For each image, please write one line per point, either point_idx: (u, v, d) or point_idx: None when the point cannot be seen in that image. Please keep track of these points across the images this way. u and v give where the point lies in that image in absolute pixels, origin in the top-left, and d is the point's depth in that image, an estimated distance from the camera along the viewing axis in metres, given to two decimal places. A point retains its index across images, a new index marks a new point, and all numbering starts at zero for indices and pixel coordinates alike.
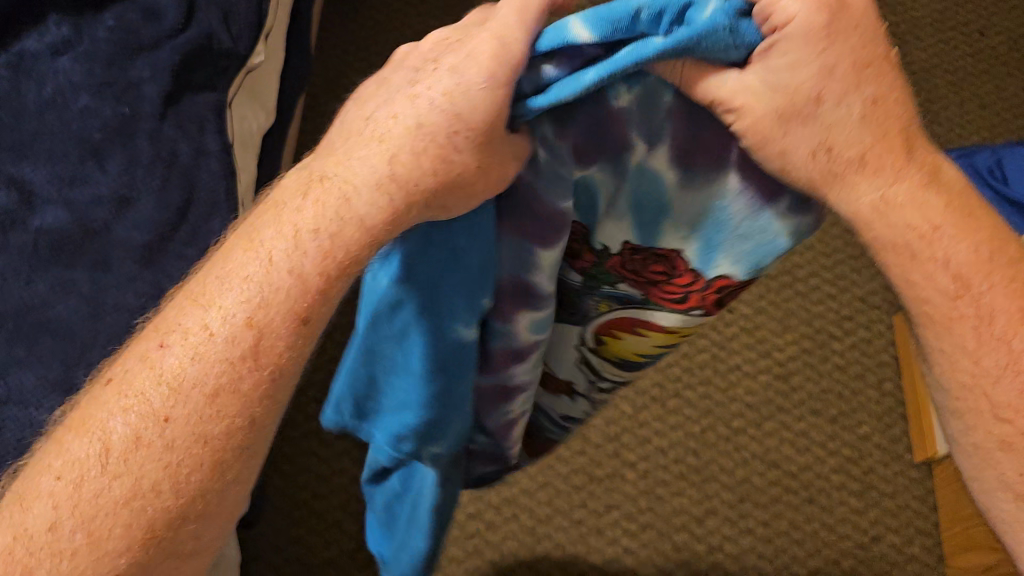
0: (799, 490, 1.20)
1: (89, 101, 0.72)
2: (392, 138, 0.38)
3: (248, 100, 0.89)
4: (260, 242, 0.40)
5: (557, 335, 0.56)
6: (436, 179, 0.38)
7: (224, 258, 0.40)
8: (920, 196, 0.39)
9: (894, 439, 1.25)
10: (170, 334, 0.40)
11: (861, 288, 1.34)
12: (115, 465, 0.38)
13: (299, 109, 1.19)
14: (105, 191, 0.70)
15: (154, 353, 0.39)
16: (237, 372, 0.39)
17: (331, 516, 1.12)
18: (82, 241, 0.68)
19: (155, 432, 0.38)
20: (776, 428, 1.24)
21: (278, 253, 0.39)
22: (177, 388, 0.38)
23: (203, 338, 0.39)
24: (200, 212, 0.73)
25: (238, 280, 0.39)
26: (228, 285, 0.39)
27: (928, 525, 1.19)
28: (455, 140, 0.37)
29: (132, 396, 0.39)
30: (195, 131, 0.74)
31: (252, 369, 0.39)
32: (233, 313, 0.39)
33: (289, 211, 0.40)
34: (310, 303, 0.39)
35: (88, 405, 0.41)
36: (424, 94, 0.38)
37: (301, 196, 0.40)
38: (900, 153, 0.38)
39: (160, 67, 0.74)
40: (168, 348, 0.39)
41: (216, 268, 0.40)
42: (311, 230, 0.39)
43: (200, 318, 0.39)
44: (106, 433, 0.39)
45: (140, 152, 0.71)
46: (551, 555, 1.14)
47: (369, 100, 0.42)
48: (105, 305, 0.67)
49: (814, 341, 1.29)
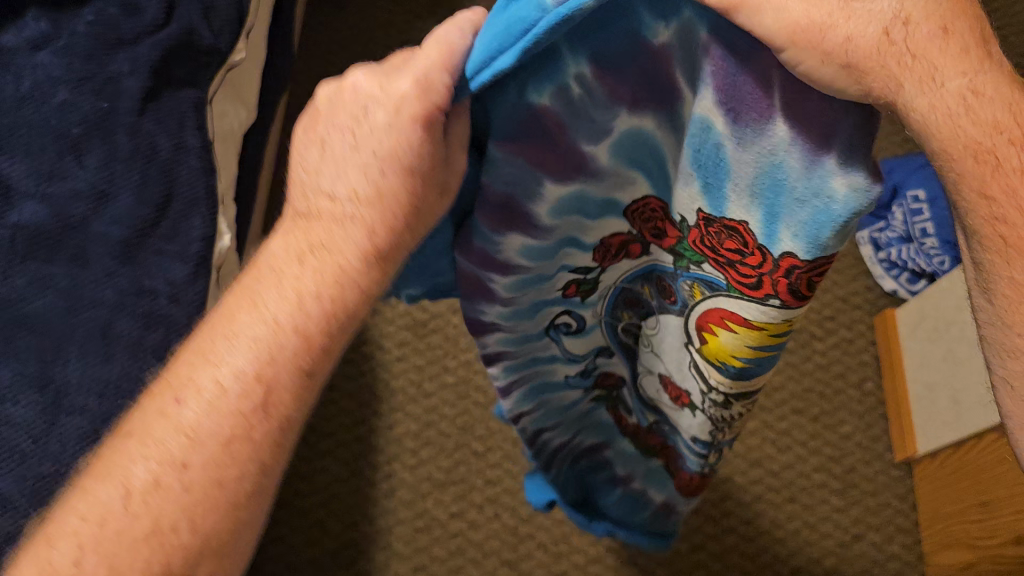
0: (781, 489, 1.21)
1: (68, 95, 0.71)
2: (358, 204, 0.47)
3: (229, 96, 0.88)
4: (264, 306, 0.48)
5: (670, 327, 0.60)
6: (407, 231, 0.47)
7: (229, 318, 0.49)
8: (1005, 89, 0.36)
9: (875, 438, 1.26)
10: (183, 391, 0.48)
11: (842, 288, 1.35)
12: (137, 505, 0.46)
13: (281, 107, 1.19)
14: (84, 185, 0.69)
15: (172, 408, 0.48)
16: (250, 423, 0.48)
17: (313, 516, 1.12)
18: (60, 237, 0.68)
19: (174, 477, 0.47)
20: (759, 427, 1.24)
21: (282, 317, 0.48)
22: (195, 439, 0.47)
23: (216, 393, 0.48)
24: (180, 208, 0.73)
25: (246, 341, 0.48)
26: (236, 346, 0.48)
27: (909, 524, 1.20)
28: (414, 183, 0.45)
29: (153, 447, 0.47)
30: (175, 126, 0.74)
31: (264, 420, 0.48)
32: (246, 370, 0.48)
33: (287, 277, 0.49)
34: (312, 359, 0.49)
35: (108, 455, 0.48)
36: (371, 156, 0.46)
37: (296, 263, 0.49)
38: (979, 39, 0.35)
39: (140, 62, 0.74)
40: (189, 402, 0.48)
41: (223, 329, 0.49)
42: (313, 294, 0.48)
43: (213, 376, 0.48)
44: (129, 478, 0.47)
45: (119, 147, 0.71)
46: (534, 556, 1.13)
47: (314, 158, 0.48)
48: (83, 301, 0.67)
49: (796, 341, 1.30)
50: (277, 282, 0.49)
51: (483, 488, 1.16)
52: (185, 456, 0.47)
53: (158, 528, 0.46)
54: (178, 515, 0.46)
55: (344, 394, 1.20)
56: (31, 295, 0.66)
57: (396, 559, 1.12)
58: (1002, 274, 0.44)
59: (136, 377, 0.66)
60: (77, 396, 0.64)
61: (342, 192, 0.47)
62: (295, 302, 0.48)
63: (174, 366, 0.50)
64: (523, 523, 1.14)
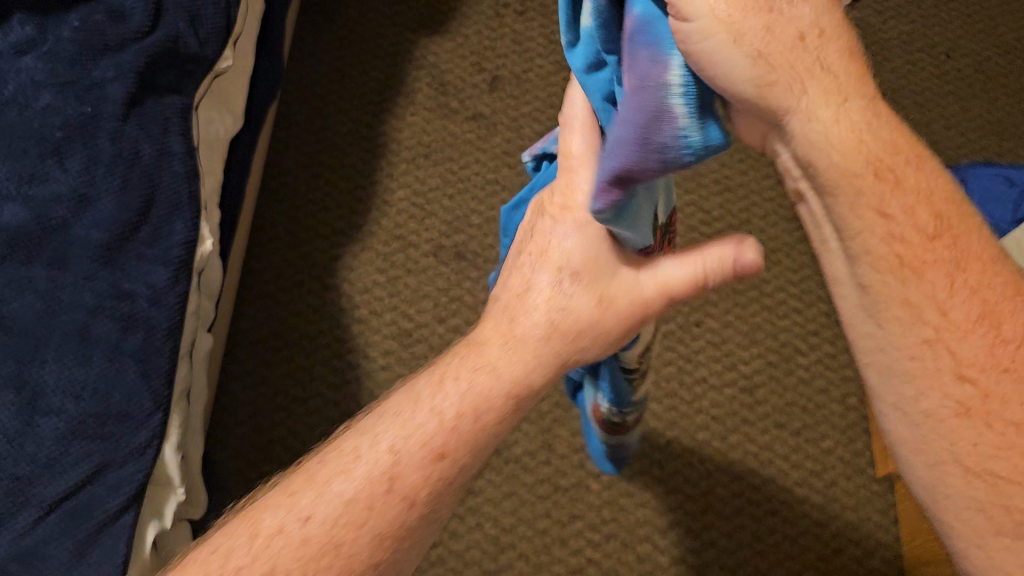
0: (762, 503, 1.21)
1: (51, 99, 0.72)
2: (526, 338, 0.57)
3: (214, 103, 0.89)
4: (421, 405, 0.56)
5: None
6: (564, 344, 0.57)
7: (371, 430, 0.56)
8: (869, 117, 0.44)
9: (857, 453, 1.26)
10: (332, 475, 0.54)
11: (826, 303, 1.35)
12: (259, 547, 0.51)
13: (269, 116, 1.19)
14: (65, 189, 0.70)
15: (323, 478, 0.54)
16: (376, 491, 0.53)
17: None
18: (40, 240, 0.68)
19: (299, 527, 0.52)
20: (741, 441, 1.25)
21: (438, 406, 0.55)
22: (326, 499, 0.53)
23: (352, 461, 0.54)
24: (162, 212, 0.74)
25: (394, 430, 0.55)
26: (387, 433, 0.55)
27: (889, 539, 1.20)
28: (563, 329, 0.56)
29: (300, 510, 0.52)
30: (158, 131, 0.75)
31: (391, 492, 0.53)
32: (384, 454, 0.54)
33: (424, 399, 0.56)
34: (446, 446, 0.54)
35: (237, 524, 0.53)
36: (542, 295, 0.57)
37: (437, 383, 0.57)
38: (846, 77, 0.43)
39: (124, 68, 0.75)
40: (341, 479, 0.53)
41: (374, 428, 0.56)
42: (452, 400, 0.55)
43: (360, 454, 0.54)
44: (258, 527, 0.52)
45: (101, 151, 0.71)
46: (515, 565, 1.14)
47: (508, 298, 0.59)
48: (61, 303, 0.67)
49: (780, 355, 1.31)
50: (440, 396, 0.56)
51: (465, 498, 1.17)
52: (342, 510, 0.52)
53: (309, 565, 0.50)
54: (331, 562, 0.51)
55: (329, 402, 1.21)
56: (9, 296, 0.66)
57: None
58: (911, 289, 0.48)
59: (112, 379, 0.67)
60: (53, 397, 0.65)
61: (553, 282, 0.57)
62: (473, 391, 0.55)
63: (320, 462, 0.55)
64: (503, 533, 1.16)
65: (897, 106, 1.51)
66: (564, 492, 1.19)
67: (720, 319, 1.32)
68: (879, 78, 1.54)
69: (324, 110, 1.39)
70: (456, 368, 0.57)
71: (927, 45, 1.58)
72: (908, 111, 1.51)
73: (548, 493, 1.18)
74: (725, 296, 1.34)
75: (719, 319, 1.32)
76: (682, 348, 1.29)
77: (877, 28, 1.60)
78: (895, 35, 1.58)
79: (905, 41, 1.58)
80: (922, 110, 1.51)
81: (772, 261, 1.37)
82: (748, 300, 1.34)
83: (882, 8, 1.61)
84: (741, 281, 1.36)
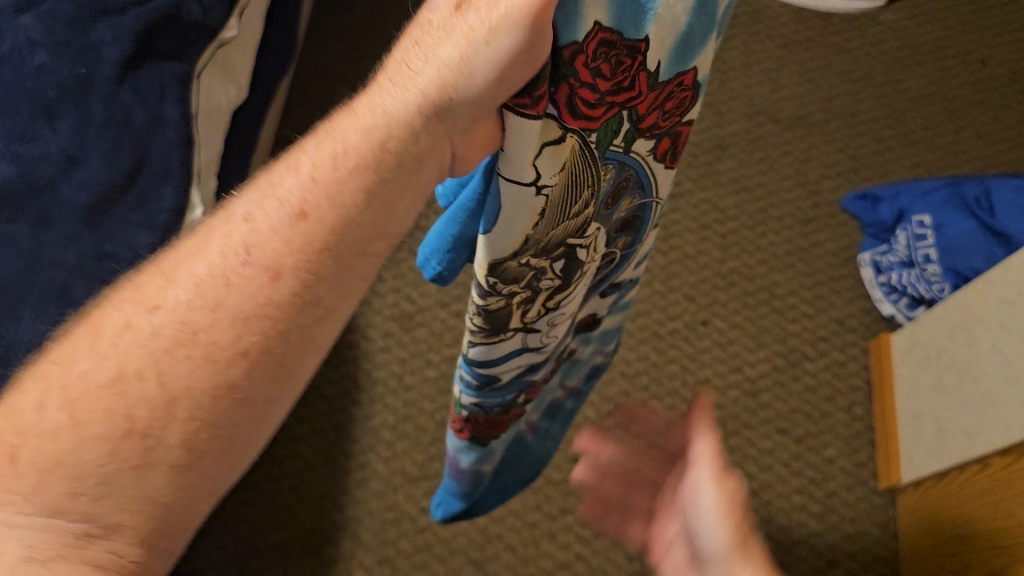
0: (759, 509, 1.19)
1: (46, 60, 0.72)
2: (375, 127, 0.45)
3: (219, 73, 0.89)
4: (240, 220, 0.45)
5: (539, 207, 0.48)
6: (418, 146, 0.44)
7: (198, 248, 0.45)
8: None
9: (860, 464, 1.23)
10: (139, 305, 0.43)
11: (838, 310, 1.33)
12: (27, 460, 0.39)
13: (282, 92, 1.19)
14: (54, 148, 0.70)
15: (137, 320, 0.42)
16: (196, 335, 0.41)
17: (284, 500, 1.12)
18: (27, 197, 0.69)
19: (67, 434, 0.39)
20: (741, 444, 1.22)
21: (263, 223, 0.44)
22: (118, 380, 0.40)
23: (168, 306, 0.43)
24: (151, 178, 0.73)
25: (210, 255, 0.44)
26: (187, 268, 0.44)
27: (887, 554, 1.18)
28: (425, 117, 0.44)
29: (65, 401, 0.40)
30: (154, 98, 0.75)
31: (222, 366, 0.41)
32: (184, 294, 0.43)
33: (274, 193, 0.45)
34: (281, 291, 0.43)
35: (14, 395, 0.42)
36: (416, 79, 0.44)
37: (288, 174, 0.46)
38: None
39: (122, 32, 0.75)
40: (180, 283, 0.43)
41: (191, 246, 0.45)
42: (295, 211, 0.44)
43: (160, 291, 0.43)
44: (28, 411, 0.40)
45: (92, 114, 0.72)
46: (501, 557, 1.13)
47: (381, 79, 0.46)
48: (42, 262, 0.67)
49: (786, 360, 1.28)
50: (298, 166, 0.46)
51: None
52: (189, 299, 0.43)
53: (121, 388, 0.40)
54: (190, 352, 0.41)
55: (326, 380, 1.20)
56: None
57: (363, 550, 1.11)
58: None
59: None
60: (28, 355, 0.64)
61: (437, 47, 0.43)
62: (327, 157, 0.45)
63: (133, 279, 0.45)
64: (492, 524, 1.15)
65: (925, 113, 1.47)
66: (557, 485, 1.17)
67: (727, 320, 1.30)
68: (908, 84, 1.50)
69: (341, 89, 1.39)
70: (313, 141, 0.47)
71: (961, 53, 1.54)
72: (938, 118, 1.47)
73: (540, 486, 1.17)
74: (735, 297, 1.32)
75: (726, 320, 1.30)
76: (686, 347, 1.27)
77: (910, 33, 1.56)
78: (927, 41, 1.55)
79: (938, 48, 1.54)
80: (952, 118, 1.47)
81: (785, 264, 1.35)
82: (757, 303, 1.32)
83: (916, 14, 1.58)
84: (752, 283, 1.33)
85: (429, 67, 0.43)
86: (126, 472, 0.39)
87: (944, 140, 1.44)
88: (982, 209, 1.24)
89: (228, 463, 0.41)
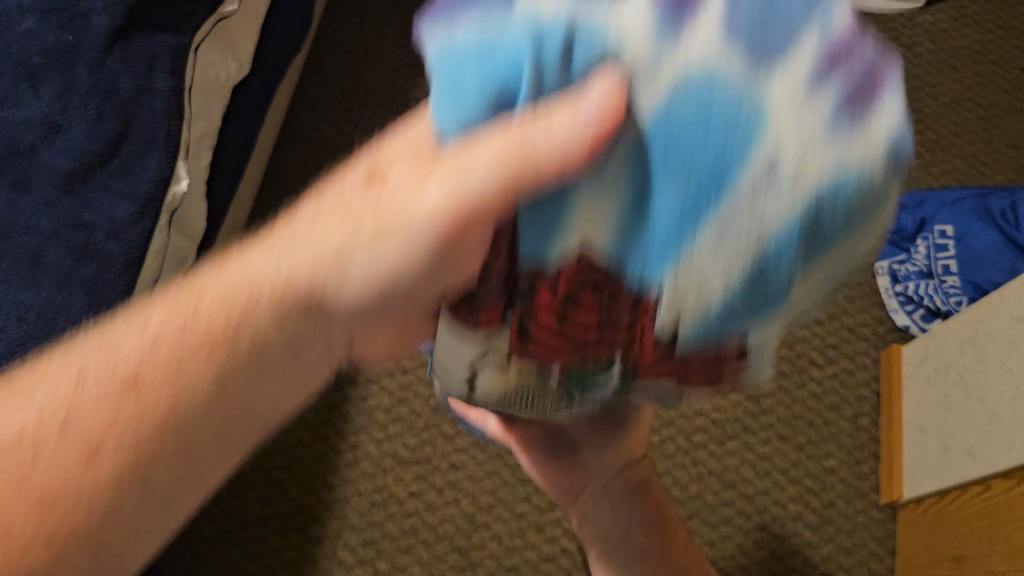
0: (752, 515, 1.16)
1: (33, 25, 0.72)
2: (360, 250, 0.39)
3: (220, 46, 0.89)
4: (201, 298, 0.42)
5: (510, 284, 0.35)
6: (399, 294, 0.41)
7: (116, 335, 0.42)
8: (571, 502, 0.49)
9: (862, 476, 1.20)
10: (69, 369, 0.42)
11: (850, 317, 1.29)
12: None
13: (292, 70, 1.20)
14: (36, 114, 0.70)
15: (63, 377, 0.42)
16: (116, 418, 0.40)
17: (273, 476, 1.13)
18: (7, 161, 0.69)
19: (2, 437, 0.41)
20: (739, 449, 1.20)
21: (212, 304, 0.41)
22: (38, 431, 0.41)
23: (76, 391, 0.41)
24: (134, 148, 0.74)
25: (140, 336, 0.42)
26: (123, 343, 0.42)
27: (882, 570, 1.15)
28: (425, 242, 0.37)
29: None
30: (143, 69, 0.76)
31: (127, 453, 0.40)
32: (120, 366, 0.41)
33: (212, 290, 0.42)
34: (234, 386, 0.42)
35: None
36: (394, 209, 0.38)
37: (250, 266, 0.41)
38: None
39: (113, 2, 0.75)
40: (107, 350, 0.42)
41: (104, 340, 0.42)
42: (280, 284, 0.40)
43: (72, 373, 0.42)
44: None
45: (77, 81, 0.72)
46: (486, 546, 1.12)
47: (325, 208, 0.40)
48: (17, 227, 0.68)
49: (793, 365, 1.25)
50: (195, 293, 0.42)
51: (445, 471, 1.16)
52: (39, 410, 0.41)
53: (43, 421, 0.41)
54: (115, 408, 0.41)
55: None
56: None
57: (347, 530, 1.11)
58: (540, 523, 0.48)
59: (57, 308, 0.67)
60: None
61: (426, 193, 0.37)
62: (291, 258, 0.40)
63: (75, 339, 0.44)
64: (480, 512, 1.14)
65: (957, 119, 1.43)
66: None
67: None
68: (941, 88, 1.45)
69: (358, 69, 1.38)
70: (214, 265, 0.42)
71: (1000, 58, 1.49)
72: (970, 124, 1.42)
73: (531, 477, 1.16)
74: None
75: None
76: None
77: (947, 36, 1.51)
78: (964, 45, 1.50)
79: (975, 52, 1.49)
80: (985, 124, 1.42)
81: None
82: None
83: (954, 16, 1.53)
84: None
85: (434, 195, 0.36)
86: (83, 500, 0.40)
87: (974, 147, 1.39)
88: (1008, 222, 1.19)
89: (114, 537, 0.41)
